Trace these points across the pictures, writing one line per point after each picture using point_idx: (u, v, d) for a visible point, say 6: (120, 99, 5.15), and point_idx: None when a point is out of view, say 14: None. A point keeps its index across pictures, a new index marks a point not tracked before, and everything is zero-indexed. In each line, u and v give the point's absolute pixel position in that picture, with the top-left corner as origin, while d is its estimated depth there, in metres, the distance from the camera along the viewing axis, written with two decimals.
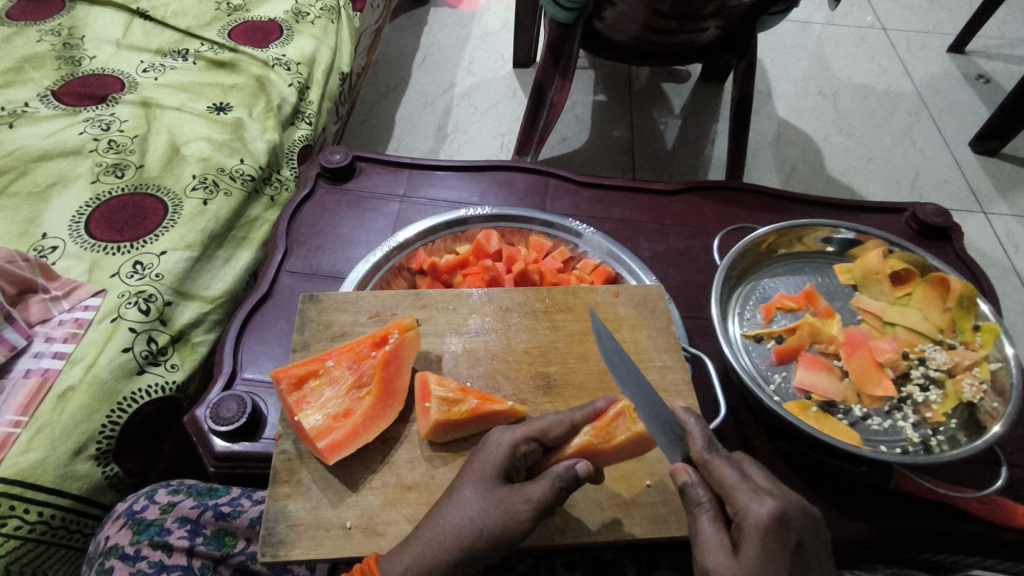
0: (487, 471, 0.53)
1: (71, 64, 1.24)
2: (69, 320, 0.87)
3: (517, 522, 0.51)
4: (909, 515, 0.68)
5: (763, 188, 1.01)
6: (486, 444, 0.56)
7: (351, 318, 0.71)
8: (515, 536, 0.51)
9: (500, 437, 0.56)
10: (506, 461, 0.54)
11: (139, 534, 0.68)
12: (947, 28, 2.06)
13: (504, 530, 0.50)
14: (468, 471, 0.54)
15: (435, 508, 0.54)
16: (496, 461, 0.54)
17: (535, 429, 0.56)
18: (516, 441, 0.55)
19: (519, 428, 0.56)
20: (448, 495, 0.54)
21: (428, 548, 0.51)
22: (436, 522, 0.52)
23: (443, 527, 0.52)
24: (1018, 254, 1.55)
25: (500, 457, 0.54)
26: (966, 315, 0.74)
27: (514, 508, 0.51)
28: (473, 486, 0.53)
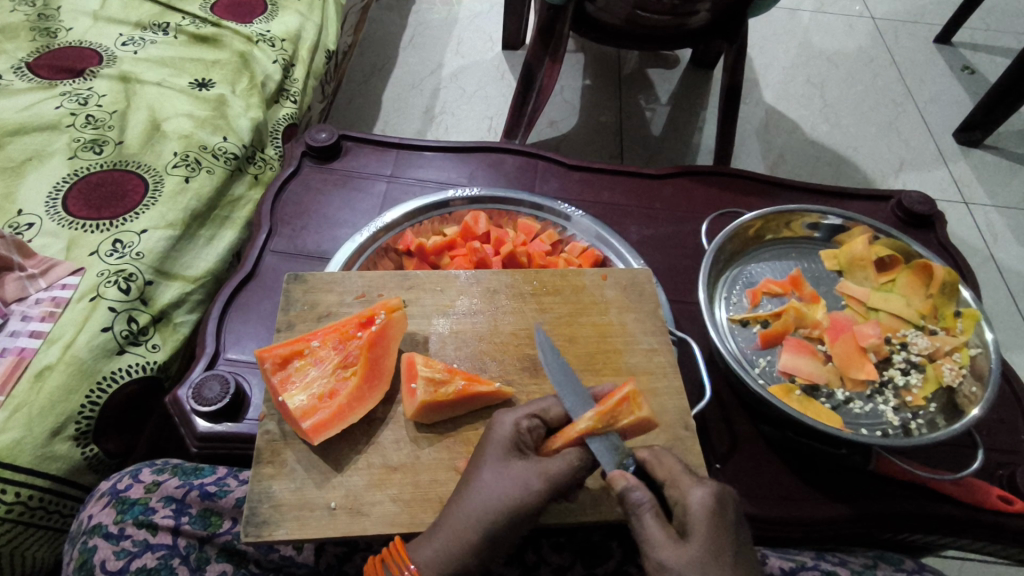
0: (501, 450, 0.54)
1: (47, 36, 1.20)
2: (46, 298, 0.85)
3: (531, 494, 0.52)
4: (886, 497, 0.69)
5: (750, 173, 1.01)
6: (491, 425, 0.57)
7: (336, 298, 0.71)
8: (532, 510, 0.52)
9: (505, 420, 0.57)
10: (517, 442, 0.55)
11: (124, 513, 0.68)
12: (934, 18, 2.07)
13: (521, 506, 0.52)
14: (483, 452, 0.55)
15: (456, 492, 0.54)
16: (506, 444, 0.55)
17: (538, 410, 0.58)
18: (521, 421, 0.56)
19: (522, 409, 0.58)
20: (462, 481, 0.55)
21: (453, 532, 0.52)
22: (453, 508, 0.53)
23: (462, 514, 0.52)
24: (997, 243, 1.57)
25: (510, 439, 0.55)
26: (947, 302, 0.75)
27: (529, 482, 0.52)
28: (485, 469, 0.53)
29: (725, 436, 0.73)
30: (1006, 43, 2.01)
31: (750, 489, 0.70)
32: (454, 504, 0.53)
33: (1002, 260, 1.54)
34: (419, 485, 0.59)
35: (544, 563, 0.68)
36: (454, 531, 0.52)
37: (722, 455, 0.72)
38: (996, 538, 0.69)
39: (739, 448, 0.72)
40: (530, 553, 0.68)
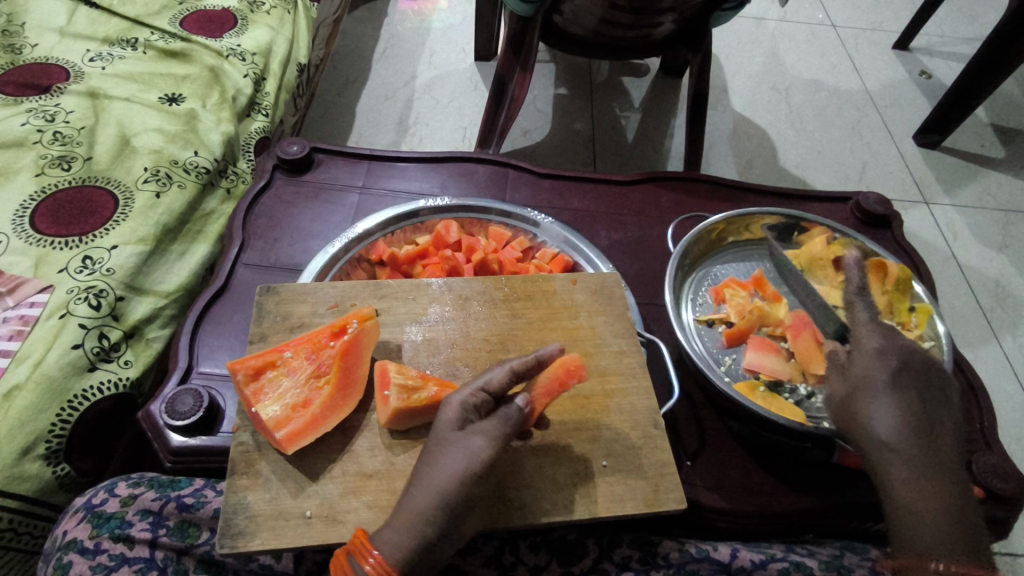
0: (449, 421, 0.56)
1: (12, 52, 1.20)
2: (14, 317, 0.84)
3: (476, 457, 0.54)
4: (848, 488, 0.72)
5: (715, 178, 1.04)
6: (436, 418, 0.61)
7: (309, 309, 0.71)
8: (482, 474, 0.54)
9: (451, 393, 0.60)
10: (466, 410, 0.57)
11: (99, 527, 0.68)
12: (892, 26, 2.15)
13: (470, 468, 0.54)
14: (437, 430, 0.57)
15: (413, 479, 0.55)
16: (451, 410, 0.57)
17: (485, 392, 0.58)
18: (475, 388, 0.58)
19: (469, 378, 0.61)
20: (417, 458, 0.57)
21: (415, 515, 0.52)
22: (413, 482, 0.54)
23: (426, 483, 0.54)
24: (957, 241, 1.63)
25: (462, 405, 0.57)
26: (902, 296, 0.78)
27: (472, 445, 0.55)
28: (437, 443, 0.56)
29: (695, 433, 0.75)
30: (961, 49, 2.09)
31: (720, 484, 0.72)
32: (410, 481, 0.55)
33: (962, 258, 1.60)
34: (394, 491, 0.60)
35: (520, 563, 0.69)
36: (419, 501, 0.53)
37: (692, 452, 0.74)
38: None
39: (708, 445, 0.74)
40: (507, 554, 0.69)
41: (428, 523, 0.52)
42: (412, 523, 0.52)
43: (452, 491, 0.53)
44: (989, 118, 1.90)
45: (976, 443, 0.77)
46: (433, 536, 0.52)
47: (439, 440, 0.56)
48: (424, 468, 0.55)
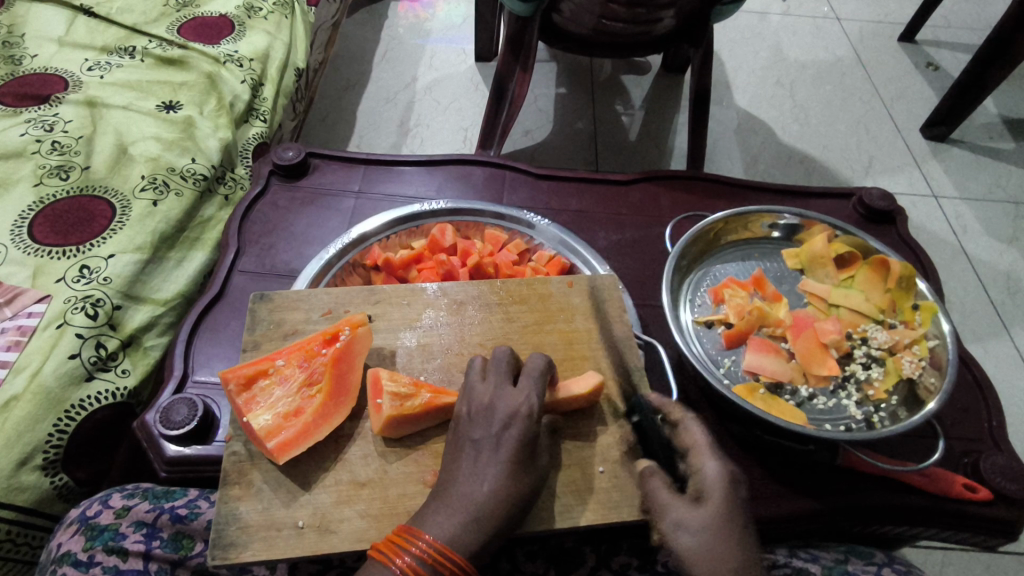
0: (481, 408, 0.59)
1: (12, 63, 1.20)
2: (11, 327, 0.84)
3: (524, 439, 0.57)
4: (850, 490, 0.70)
5: (714, 177, 1.03)
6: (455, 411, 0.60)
7: (302, 316, 0.71)
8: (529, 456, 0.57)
9: (495, 396, 0.59)
10: (535, 421, 0.58)
11: (93, 539, 0.68)
12: (897, 18, 2.12)
13: (521, 451, 0.57)
14: (467, 419, 0.58)
15: (452, 468, 0.56)
16: (519, 419, 0.57)
17: (503, 378, 0.61)
18: (534, 396, 0.59)
19: (490, 377, 0.61)
20: (467, 455, 0.57)
21: (465, 501, 0.54)
22: (486, 484, 0.55)
23: (505, 487, 0.55)
24: (966, 235, 1.60)
25: (533, 417, 0.58)
26: (905, 295, 0.76)
27: (514, 429, 0.57)
28: (509, 450, 0.56)
29: None
30: (969, 40, 2.05)
31: None
32: (474, 480, 0.55)
33: (972, 252, 1.57)
34: (388, 500, 0.59)
35: (518, 571, 0.68)
36: (500, 504, 0.54)
37: None
38: (961, 526, 0.70)
39: None
40: (504, 562, 0.69)
41: (504, 523, 0.54)
42: (488, 523, 0.54)
43: (525, 493, 0.56)
44: (998, 110, 1.87)
45: (984, 443, 0.75)
46: (505, 531, 0.55)
47: (511, 448, 0.56)
48: (501, 471, 0.55)
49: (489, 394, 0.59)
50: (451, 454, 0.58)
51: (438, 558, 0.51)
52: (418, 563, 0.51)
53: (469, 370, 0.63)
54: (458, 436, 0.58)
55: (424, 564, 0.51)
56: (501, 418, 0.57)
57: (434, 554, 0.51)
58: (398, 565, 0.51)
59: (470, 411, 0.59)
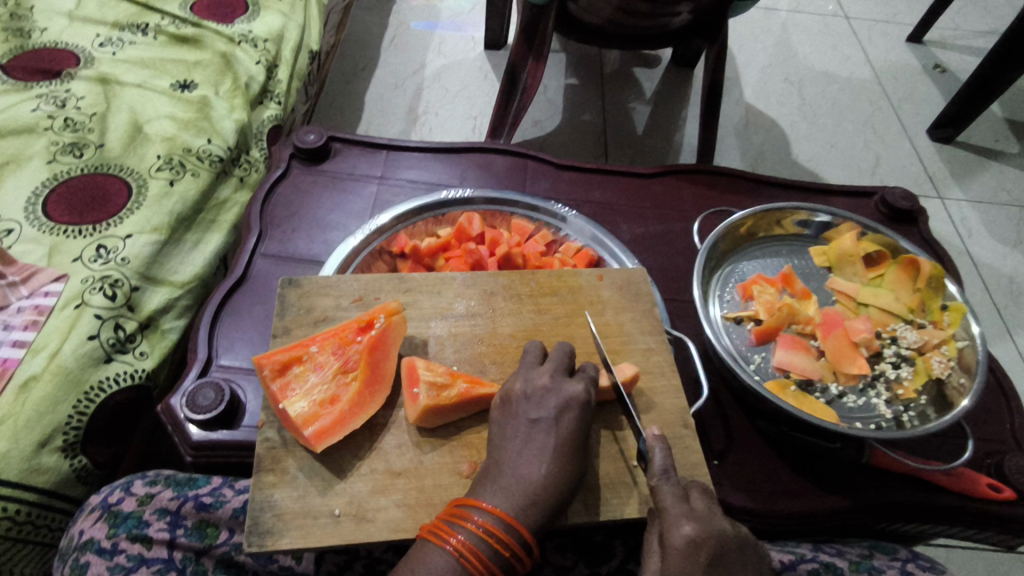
0: (537, 392, 0.60)
1: (20, 36, 1.17)
2: (29, 306, 0.82)
3: (577, 425, 0.58)
4: (877, 488, 0.71)
5: (739, 172, 1.03)
6: (509, 390, 0.60)
7: (332, 302, 0.70)
8: (580, 442, 0.58)
9: (553, 381, 0.61)
10: (590, 409, 0.60)
11: (116, 527, 0.67)
12: (906, 18, 2.12)
13: (574, 436, 0.58)
14: (522, 401, 0.59)
15: (501, 450, 0.57)
16: (575, 405, 0.59)
17: (559, 366, 0.62)
18: (591, 384, 0.61)
19: (547, 363, 0.63)
20: (521, 436, 0.57)
21: (517, 484, 0.54)
22: (542, 467, 0.55)
23: (559, 471, 0.56)
24: (972, 238, 1.62)
25: (589, 405, 0.60)
26: (934, 296, 0.77)
27: (570, 415, 0.58)
28: (565, 434, 0.57)
29: (721, 432, 0.74)
30: (976, 42, 2.06)
31: (747, 486, 0.70)
32: (531, 462, 0.56)
33: (977, 254, 1.58)
34: (424, 490, 0.58)
35: (546, 562, 0.68)
36: (555, 488, 0.55)
37: (718, 451, 0.73)
38: (984, 525, 0.71)
39: (736, 446, 0.73)
40: None
41: (556, 507, 0.55)
42: (543, 506, 0.54)
43: (576, 477, 0.57)
44: (1004, 113, 1.88)
45: (1006, 444, 0.76)
46: (554, 516, 0.56)
47: (567, 434, 0.58)
48: (555, 454, 0.56)
49: (547, 378, 0.61)
50: (504, 433, 0.58)
51: (493, 532, 0.52)
52: (472, 540, 0.52)
53: (527, 357, 0.64)
54: (511, 415, 0.59)
55: (478, 540, 0.52)
56: (558, 402, 0.59)
57: (488, 530, 0.52)
58: (451, 544, 0.51)
59: (526, 392, 0.60)
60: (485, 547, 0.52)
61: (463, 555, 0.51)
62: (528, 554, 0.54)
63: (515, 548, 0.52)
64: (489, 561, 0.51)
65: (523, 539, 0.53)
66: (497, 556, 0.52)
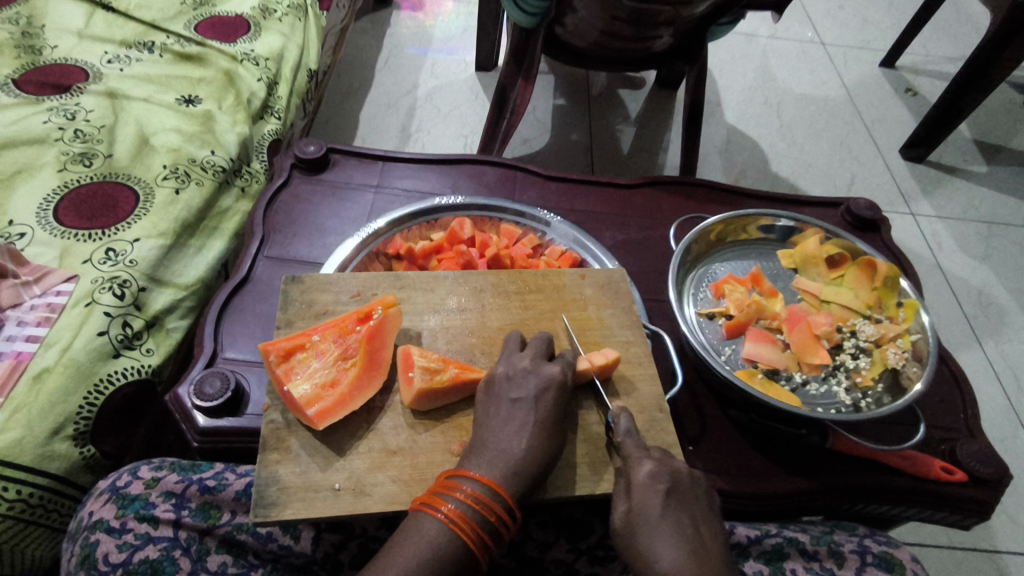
0: (518, 375, 0.65)
1: (32, 53, 1.23)
2: (41, 304, 0.87)
3: (554, 405, 0.63)
4: (840, 470, 0.76)
5: (713, 183, 1.10)
6: (493, 373, 0.66)
7: (332, 297, 0.75)
8: (556, 420, 0.63)
9: (532, 364, 0.66)
10: (566, 390, 0.65)
11: (125, 508, 0.71)
12: (878, 45, 2.23)
13: (552, 415, 0.63)
14: (503, 382, 0.65)
15: (484, 427, 0.62)
16: (553, 386, 0.64)
17: (538, 352, 0.68)
18: (567, 368, 0.67)
19: (527, 350, 0.68)
20: (504, 413, 0.62)
21: (498, 456, 0.59)
22: (523, 441, 0.60)
23: (538, 445, 0.61)
24: (941, 251, 1.69)
25: (565, 385, 0.65)
26: (891, 293, 0.83)
27: (548, 395, 0.64)
28: (544, 412, 0.63)
29: (696, 420, 0.79)
30: (944, 68, 2.17)
31: (719, 469, 0.75)
32: (511, 437, 0.61)
33: (946, 267, 1.66)
34: (417, 467, 0.63)
35: (530, 541, 0.73)
36: (534, 460, 0.60)
37: (693, 438, 0.78)
38: (938, 505, 0.76)
39: (709, 432, 0.78)
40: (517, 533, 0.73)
41: (535, 478, 0.60)
42: (524, 476, 0.59)
43: (553, 452, 0.62)
44: (971, 135, 1.98)
45: (959, 431, 0.81)
46: (533, 488, 0.60)
47: (544, 412, 0.63)
48: (534, 430, 0.61)
49: (528, 362, 0.66)
50: (488, 410, 0.63)
51: (482, 500, 0.56)
52: (462, 509, 0.56)
53: (508, 344, 0.69)
54: (493, 397, 0.64)
55: (467, 509, 0.56)
56: (537, 383, 0.64)
57: (476, 498, 0.56)
58: (443, 513, 0.55)
59: (509, 375, 0.65)
60: (474, 514, 0.56)
61: (455, 522, 0.55)
62: (512, 521, 0.58)
63: (500, 515, 0.57)
64: (478, 527, 0.56)
65: (508, 507, 0.57)
66: (485, 522, 0.56)
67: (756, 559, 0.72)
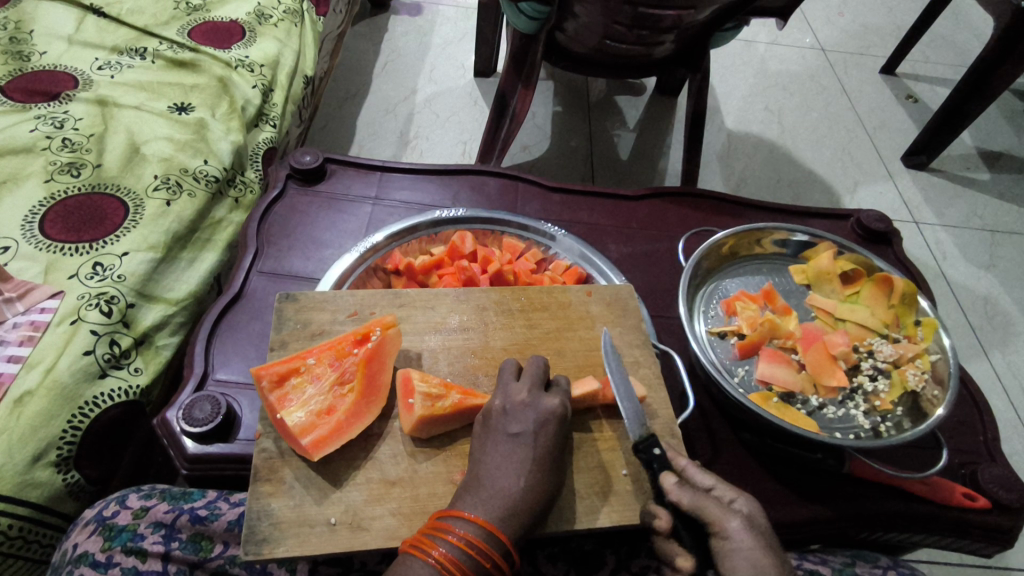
0: (515, 407, 0.61)
1: (19, 59, 1.19)
2: (24, 322, 0.83)
3: (553, 439, 0.60)
4: (858, 497, 0.73)
5: (720, 194, 1.07)
6: (489, 406, 0.62)
7: (329, 317, 0.72)
8: (556, 455, 0.60)
9: (531, 395, 0.62)
10: (566, 422, 0.62)
11: (111, 540, 0.68)
12: (879, 51, 2.21)
13: (551, 450, 0.60)
14: (500, 416, 0.61)
15: (481, 464, 0.59)
16: (553, 419, 0.61)
17: (535, 379, 0.64)
18: (566, 399, 0.63)
19: (524, 379, 0.64)
20: (502, 449, 0.59)
21: (496, 497, 0.56)
22: (521, 479, 0.57)
23: (536, 481, 0.58)
24: (947, 261, 1.67)
25: (565, 418, 0.62)
26: (907, 312, 0.80)
27: (546, 429, 0.60)
28: (543, 447, 0.59)
29: (707, 444, 0.76)
30: (946, 74, 2.15)
31: None
32: (510, 473, 0.57)
33: (952, 277, 1.64)
34: (418, 499, 0.60)
35: (538, 573, 0.70)
36: (531, 499, 0.57)
37: (705, 463, 0.75)
38: (960, 533, 0.73)
39: (721, 457, 0.75)
40: (524, 565, 0.70)
41: (534, 517, 0.57)
42: (522, 515, 0.56)
43: (552, 488, 0.59)
44: (974, 142, 1.96)
45: (980, 455, 0.79)
46: (534, 525, 0.57)
47: (544, 447, 0.59)
48: (533, 467, 0.58)
49: (526, 393, 0.63)
50: (485, 446, 0.60)
51: (474, 543, 0.53)
52: (453, 553, 0.53)
53: (504, 372, 0.66)
54: (490, 430, 0.61)
55: (458, 552, 0.53)
56: (536, 416, 0.61)
57: (469, 541, 0.53)
58: (434, 557, 0.52)
59: (506, 408, 0.61)
60: (466, 557, 0.53)
61: (446, 567, 0.52)
62: (508, 564, 0.55)
63: (494, 558, 0.54)
64: (471, 572, 0.52)
65: (503, 548, 0.54)
66: (478, 567, 0.53)
67: None
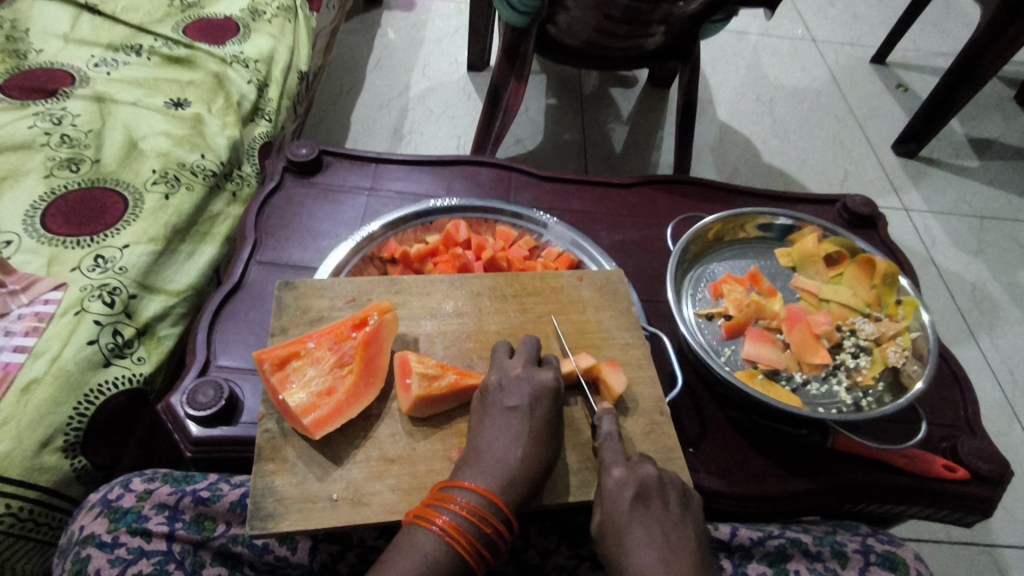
0: (510, 382, 0.64)
1: (16, 58, 1.21)
2: (29, 314, 0.85)
3: (547, 413, 0.63)
4: (841, 470, 0.76)
5: (709, 182, 1.09)
6: (486, 382, 0.64)
7: (328, 303, 0.74)
8: (550, 429, 0.62)
9: (526, 371, 0.65)
10: (560, 396, 0.64)
11: (116, 522, 0.70)
12: (869, 41, 2.23)
13: (546, 424, 0.62)
14: (496, 392, 0.63)
15: (478, 438, 0.61)
16: (547, 393, 0.63)
17: (529, 357, 0.67)
18: (559, 375, 0.66)
19: (518, 356, 0.66)
20: (498, 423, 0.61)
21: (493, 469, 0.58)
22: (517, 451, 0.59)
23: (533, 453, 0.60)
24: (935, 247, 1.70)
25: (559, 392, 0.64)
26: (889, 291, 0.83)
27: (541, 404, 0.63)
28: (539, 420, 0.62)
29: (695, 420, 0.78)
30: (935, 63, 2.18)
31: (721, 469, 0.75)
32: (508, 446, 0.60)
33: (940, 262, 1.66)
34: (416, 475, 0.62)
35: (531, 546, 0.72)
36: (528, 470, 0.59)
37: (693, 439, 0.77)
38: (941, 504, 0.76)
39: (709, 434, 0.77)
40: (518, 539, 0.73)
41: (532, 487, 0.59)
42: (520, 486, 0.58)
43: (548, 460, 0.61)
44: (963, 130, 1.98)
45: (960, 429, 0.81)
46: (530, 496, 0.60)
47: (540, 420, 0.62)
48: (530, 439, 0.60)
49: (521, 369, 0.65)
50: (482, 420, 0.62)
51: (477, 511, 0.55)
52: (456, 521, 0.55)
53: (499, 350, 0.68)
54: (487, 405, 0.63)
55: (462, 521, 0.55)
56: (531, 391, 0.63)
57: (471, 511, 0.55)
58: (438, 526, 0.54)
59: (502, 383, 0.64)
60: (469, 525, 0.55)
61: (450, 535, 0.54)
62: (508, 531, 0.57)
63: (495, 525, 0.56)
64: (474, 539, 0.55)
65: (504, 516, 0.56)
66: (481, 534, 0.55)
67: (760, 560, 0.72)
